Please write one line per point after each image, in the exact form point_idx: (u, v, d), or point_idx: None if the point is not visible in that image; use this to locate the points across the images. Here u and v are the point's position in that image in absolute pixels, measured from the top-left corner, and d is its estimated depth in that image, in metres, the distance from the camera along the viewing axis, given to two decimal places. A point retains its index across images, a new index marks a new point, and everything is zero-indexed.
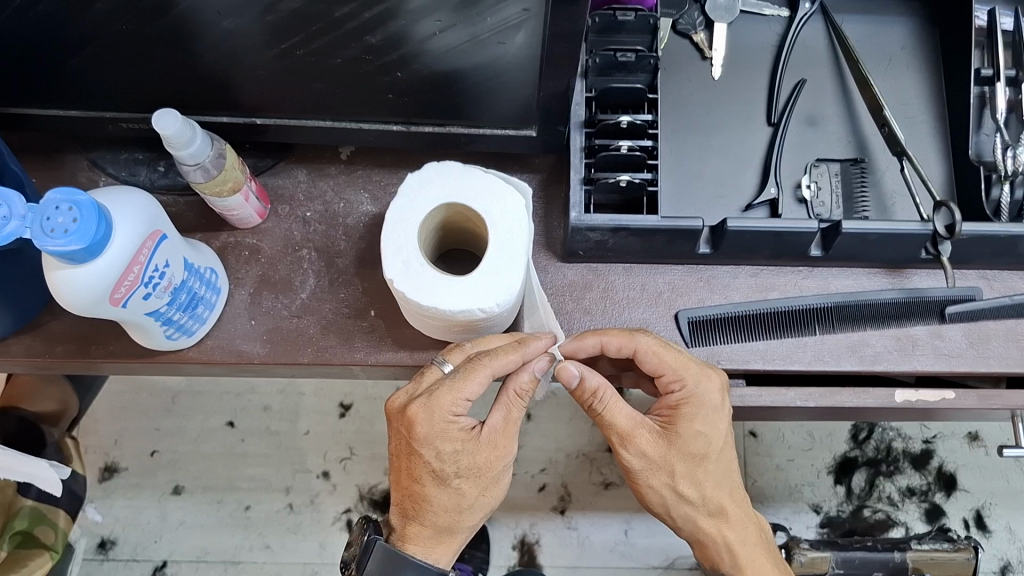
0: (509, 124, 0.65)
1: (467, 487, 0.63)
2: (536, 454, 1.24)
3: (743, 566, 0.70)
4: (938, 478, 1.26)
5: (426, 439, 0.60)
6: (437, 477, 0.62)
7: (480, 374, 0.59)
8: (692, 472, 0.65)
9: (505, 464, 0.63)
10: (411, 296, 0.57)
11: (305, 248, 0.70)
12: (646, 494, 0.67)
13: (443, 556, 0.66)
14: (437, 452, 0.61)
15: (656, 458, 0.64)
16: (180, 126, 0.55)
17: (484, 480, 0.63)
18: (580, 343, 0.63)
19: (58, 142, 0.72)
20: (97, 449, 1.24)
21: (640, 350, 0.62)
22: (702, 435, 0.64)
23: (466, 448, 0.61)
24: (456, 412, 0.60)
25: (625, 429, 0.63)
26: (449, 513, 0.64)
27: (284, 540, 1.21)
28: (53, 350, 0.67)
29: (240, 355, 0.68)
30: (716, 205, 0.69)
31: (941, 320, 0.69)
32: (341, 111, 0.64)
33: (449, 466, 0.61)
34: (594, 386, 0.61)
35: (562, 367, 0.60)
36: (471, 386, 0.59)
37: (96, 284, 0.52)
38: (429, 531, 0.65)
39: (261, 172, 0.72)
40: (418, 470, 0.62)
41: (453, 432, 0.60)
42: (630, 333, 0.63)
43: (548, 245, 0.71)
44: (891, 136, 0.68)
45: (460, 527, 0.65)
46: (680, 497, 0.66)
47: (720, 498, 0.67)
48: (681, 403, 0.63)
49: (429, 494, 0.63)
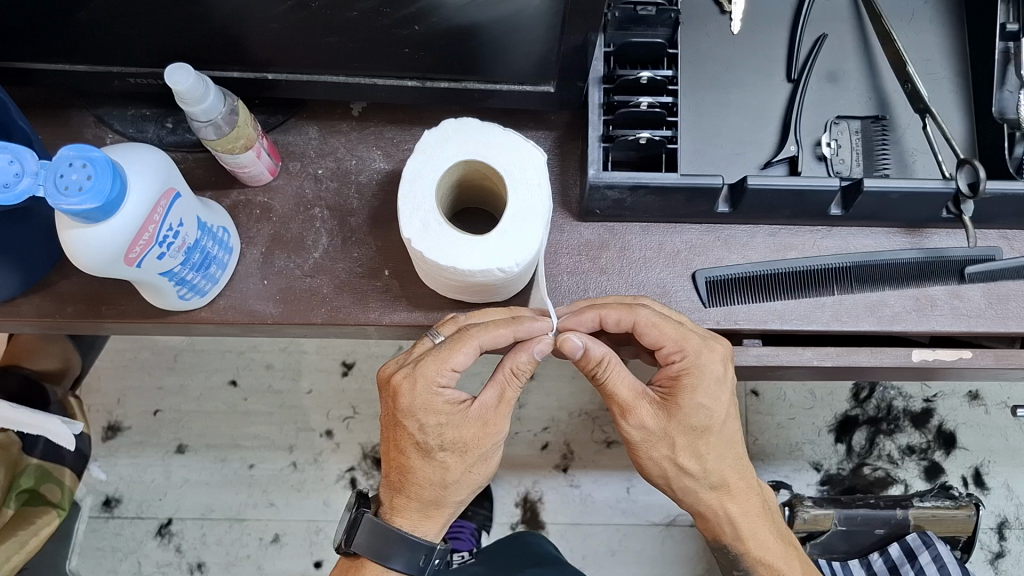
0: (526, 80, 0.63)
1: (451, 462, 0.62)
2: (538, 413, 1.24)
3: (745, 539, 0.69)
4: (937, 436, 1.27)
5: (409, 407, 0.61)
6: (421, 449, 0.62)
7: (467, 346, 0.60)
8: (693, 444, 0.64)
9: (495, 443, 0.63)
10: (429, 255, 0.57)
11: (317, 207, 0.69)
12: (647, 466, 0.66)
13: (431, 530, 0.66)
14: (420, 423, 0.61)
15: (655, 430, 0.63)
16: (193, 81, 0.54)
17: (470, 457, 0.62)
18: (579, 319, 0.64)
19: (62, 98, 0.70)
20: (100, 408, 1.24)
21: (640, 322, 0.62)
22: (704, 407, 0.62)
23: (452, 421, 0.61)
24: (441, 383, 0.61)
25: (625, 401, 0.63)
26: (434, 487, 0.63)
27: (289, 497, 1.22)
28: (63, 310, 0.67)
29: (253, 316, 0.67)
30: (735, 164, 0.68)
31: (960, 280, 0.69)
32: (355, 67, 0.62)
33: (432, 438, 0.61)
34: (598, 356, 0.61)
35: (565, 339, 0.61)
36: (456, 355, 0.60)
37: (111, 244, 0.51)
38: (416, 506, 0.65)
39: (271, 129, 0.70)
40: (403, 441, 0.63)
41: (438, 403, 0.61)
42: (630, 306, 0.62)
43: (564, 204, 0.70)
44: (914, 93, 0.66)
45: (448, 502, 0.64)
46: (682, 470, 0.65)
47: (722, 470, 0.66)
48: (681, 374, 0.62)
49: (413, 466, 0.63)
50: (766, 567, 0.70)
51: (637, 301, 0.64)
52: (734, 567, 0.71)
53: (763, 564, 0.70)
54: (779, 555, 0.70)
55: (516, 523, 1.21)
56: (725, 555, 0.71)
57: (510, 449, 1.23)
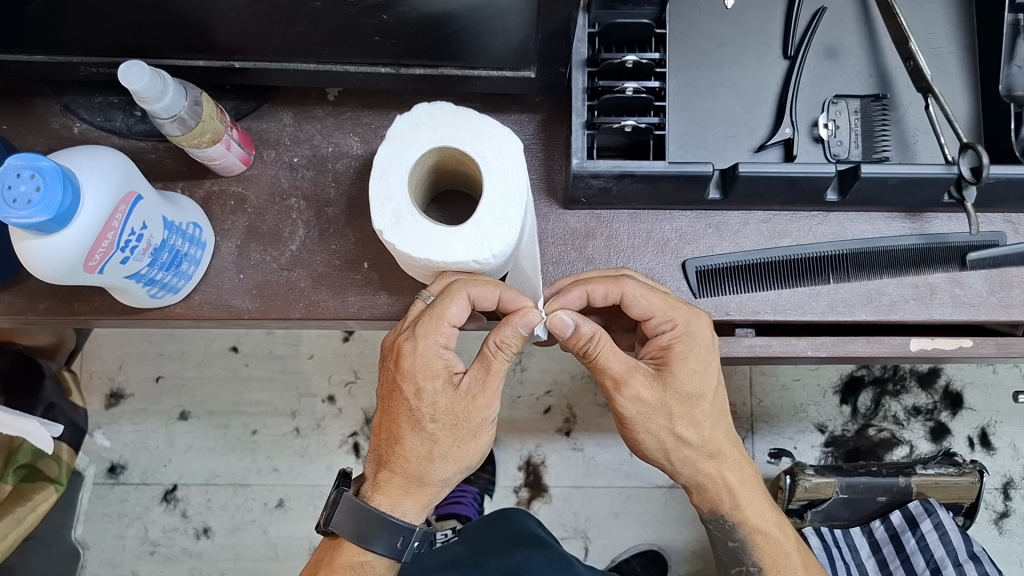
0: (506, 65, 0.60)
1: (441, 435, 0.59)
2: (541, 375, 1.22)
3: (743, 506, 0.66)
4: (944, 397, 1.24)
5: (410, 370, 0.58)
6: (413, 418, 0.59)
7: (458, 298, 0.57)
8: (690, 413, 0.61)
9: (486, 418, 0.59)
10: (402, 248, 0.54)
11: (293, 197, 0.67)
12: (643, 442, 0.63)
13: (411, 510, 0.62)
14: (417, 388, 0.58)
15: (652, 402, 0.60)
16: (148, 79, 0.51)
17: (461, 431, 0.59)
18: (564, 298, 0.60)
19: (27, 85, 0.68)
20: (102, 375, 1.23)
21: (627, 293, 0.60)
22: (697, 374, 0.60)
23: (446, 389, 0.58)
24: (443, 343, 0.58)
25: (620, 374, 0.59)
26: (419, 460, 0.60)
27: (292, 462, 1.21)
28: (36, 307, 0.65)
29: (230, 311, 0.65)
30: (727, 148, 0.65)
31: (962, 267, 0.66)
32: (325, 53, 0.59)
33: (425, 406, 0.58)
34: (588, 334, 0.57)
35: (555, 317, 0.57)
36: (450, 310, 0.57)
37: (68, 254, 0.49)
38: (399, 481, 0.61)
39: (244, 116, 0.68)
40: (397, 408, 0.60)
41: (438, 368, 0.58)
42: (615, 278, 0.60)
43: (549, 190, 0.67)
44: (917, 71, 0.63)
45: (431, 478, 0.60)
46: (680, 440, 0.62)
47: (717, 437, 0.63)
48: (671, 342, 0.60)
49: (403, 436, 0.60)
50: (762, 537, 0.68)
51: (619, 274, 0.62)
52: (729, 539, 0.68)
53: (760, 533, 0.67)
54: (772, 521, 0.68)
55: (520, 486, 1.20)
56: (720, 526, 0.67)
57: (512, 413, 1.21)
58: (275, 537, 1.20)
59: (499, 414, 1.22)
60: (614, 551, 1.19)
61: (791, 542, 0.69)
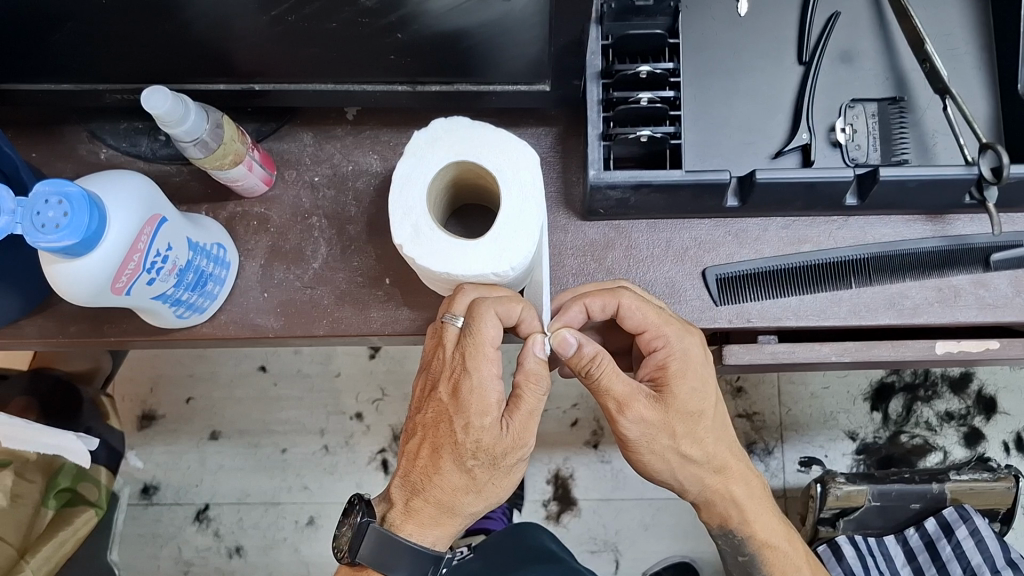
0: (521, 80, 0.61)
1: (480, 471, 0.58)
2: (567, 389, 1.22)
3: (751, 521, 0.67)
4: (977, 402, 1.23)
5: (464, 402, 0.56)
6: (455, 451, 0.58)
7: (488, 318, 0.55)
8: (693, 430, 0.61)
9: (522, 455, 0.59)
10: (422, 262, 0.55)
11: (315, 216, 0.68)
12: (648, 463, 0.62)
13: (438, 539, 0.62)
14: (466, 423, 0.57)
15: (655, 422, 0.60)
16: (171, 104, 0.52)
17: (498, 469, 0.58)
18: (565, 315, 0.60)
19: (55, 114, 0.69)
20: (134, 398, 1.25)
21: (624, 305, 0.59)
22: (697, 392, 0.60)
23: (494, 426, 0.57)
24: (497, 375, 0.56)
25: (622, 396, 0.58)
26: (455, 492, 0.59)
27: (321, 480, 1.22)
28: (66, 330, 0.66)
29: (255, 330, 0.66)
30: (744, 154, 0.66)
31: (986, 268, 0.66)
32: (343, 74, 0.61)
33: (470, 441, 0.57)
34: (589, 354, 0.57)
35: (559, 337, 0.57)
36: (490, 334, 0.55)
37: (95, 277, 0.50)
38: (430, 510, 0.61)
39: (264, 138, 0.69)
40: (441, 438, 0.59)
41: (490, 403, 0.56)
42: (612, 289, 0.60)
43: (567, 203, 0.68)
44: (933, 73, 0.63)
45: (461, 510, 0.60)
46: (685, 459, 0.62)
47: (722, 454, 0.64)
48: (666, 361, 0.60)
49: (442, 468, 0.59)
50: (770, 550, 0.69)
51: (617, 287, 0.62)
52: (739, 553, 0.70)
53: (769, 547, 0.69)
54: (780, 534, 0.69)
55: (548, 501, 1.20)
56: (730, 541, 0.69)
57: (540, 426, 1.21)
58: (307, 556, 1.20)
59: None
60: (644, 563, 1.18)
61: (799, 555, 0.71)
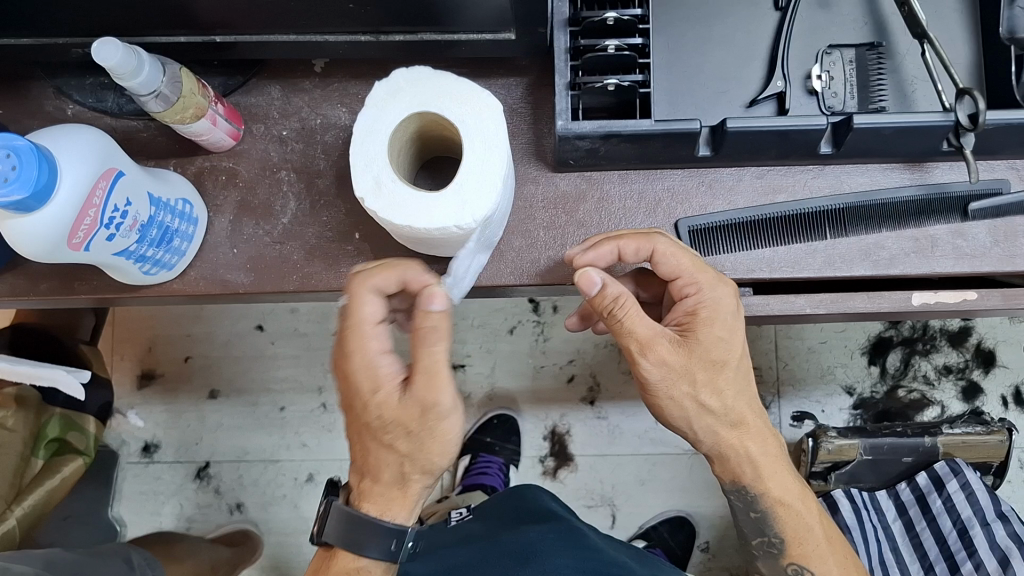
0: (486, 28, 0.60)
1: (401, 443, 0.56)
2: (564, 345, 1.21)
3: (765, 478, 0.65)
4: (976, 355, 1.21)
5: (351, 385, 0.56)
6: (369, 430, 0.57)
7: (366, 295, 0.56)
8: (713, 380, 0.60)
9: (439, 415, 0.55)
10: (384, 215, 0.54)
11: (283, 170, 0.67)
12: (665, 408, 0.61)
13: (400, 512, 0.60)
14: (361, 402, 0.56)
15: (677, 366, 0.59)
16: (122, 55, 0.51)
17: (419, 434, 0.56)
18: (597, 250, 0.61)
19: (22, 70, 0.68)
20: (131, 358, 1.25)
21: (659, 251, 0.59)
22: (723, 338, 0.59)
23: (388, 395, 0.56)
24: (374, 351, 0.56)
25: (644, 339, 0.57)
26: (391, 468, 0.58)
27: (319, 438, 1.22)
28: (38, 287, 0.66)
29: (225, 285, 0.66)
30: (718, 104, 0.64)
31: (964, 217, 0.64)
32: (305, 24, 0.59)
33: (373, 417, 0.56)
34: (613, 295, 0.57)
35: (583, 274, 0.57)
36: (365, 311, 0.55)
37: (49, 231, 0.50)
38: (381, 487, 0.60)
39: (232, 91, 0.68)
40: (358, 423, 0.58)
41: (372, 377, 0.56)
42: (647, 234, 0.60)
43: (539, 154, 0.67)
44: (911, 17, 0.61)
45: (408, 481, 0.59)
46: (703, 407, 0.61)
47: (741, 408, 0.62)
48: (696, 308, 0.59)
49: (371, 450, 0.58)
50: (784, 508, 0.66)
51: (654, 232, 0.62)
52: (751, 509, 0.67)
53: (781, 504, 0.66)
54: (795, 494, 0.66)
55: (546, 456, 1.21)
56: (742, 497, 0.66)
57: (535, 383, 1.21)
58: (306, 512, 1.21)
59: (521, 385, 1.22)
60: (640, 518, 1.18)
61: (813, 514, 0.68)
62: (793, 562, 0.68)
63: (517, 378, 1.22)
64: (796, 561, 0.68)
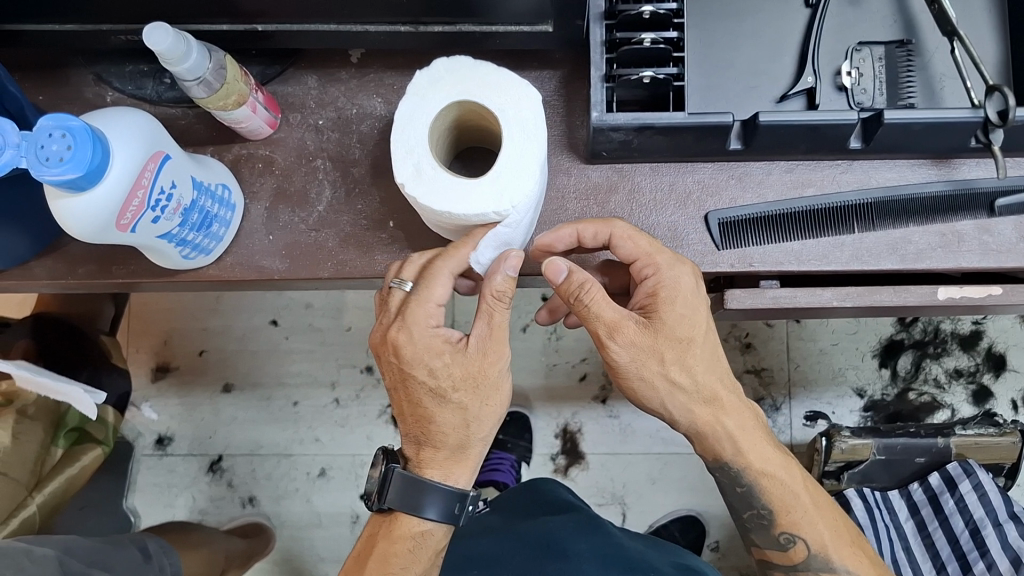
0: (523, 21, 0.61)
1: (468, 400, 0.60)
2: (577, 344, 1.22)
3: (745, 452, 0.65)
4: (987, 359, 1.22)
5: (413, 356, 0.59)
6: (436, 394, 0.60)
7: (441, 277, 0.59)
8: (682, 357, 0.61)
9: (501, 371, 0.61)
10: (423, 202, 0.55)
11: (319, 158, 0.68)
12: (638, 391, 0.62)
13: (462, 476, 0.63)
14: (427, 368, 0.59)
15: (644, 344, 0.60)
16: (171, 40, 0.52)
17: (484, 389, 0.60)
18: (556, 234, 0.62)
19: (62, 57, 0.69)
20: (149, 350, 1.26)
21: (616, 235, 0.61)
22: (687, 317, 0.61)
23: (455, 358, 0.60)
24: (432, 322, 0.60)
25: (611, 320, 0.59)
26: (456, 429, 0.61)
27: (334, 432, 1.23)
28: (74, 272, 0.67)
29: (260, 271, 0.67)
30: (748, 99, 0.65)
31: (990, 213, 0.65)
32: (345, 14, 0.60)
33: (445, 380, 0.60)
34: (579, 279, 0.58)
35: (549, 264, 0.58)
36: (437, 289, 0.59)
37: (99, 212, 0.51)
38: (444, 453, 0.62)
39: (269, 80, 0.69)
40: (417, 394, 0.61)
41: (437, 344, 0.59)
42: (606, 219, 0.62)
43: (571, 146, 0.68)
44: (941, 15, 0.62)
45: (472, 442, 0.62)
46: (675, 386, 0.62)
47: (710, 383, 0.63)
48: (656, 289, 0.60)
49: (436, 416, 0.61)
50: (767, 478, 0.66)
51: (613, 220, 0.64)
52: (737, 484, 0.67)
53: (765, 475, 0.66)
54: (775, 462, 0.66)
55: (557, 454, 1.21)
56: (725, 473, 0.67)
57: (549, 380, 1.22)
58: (319, 505, 1.22)
59: (535, 383, 1.23)
60: (652, 517, 1.19)
61: (797, 482, 0.68)
62: (784, 530, 0.67)
63: (530, 376, 1.23)
64: (787, 530, 0.68)
